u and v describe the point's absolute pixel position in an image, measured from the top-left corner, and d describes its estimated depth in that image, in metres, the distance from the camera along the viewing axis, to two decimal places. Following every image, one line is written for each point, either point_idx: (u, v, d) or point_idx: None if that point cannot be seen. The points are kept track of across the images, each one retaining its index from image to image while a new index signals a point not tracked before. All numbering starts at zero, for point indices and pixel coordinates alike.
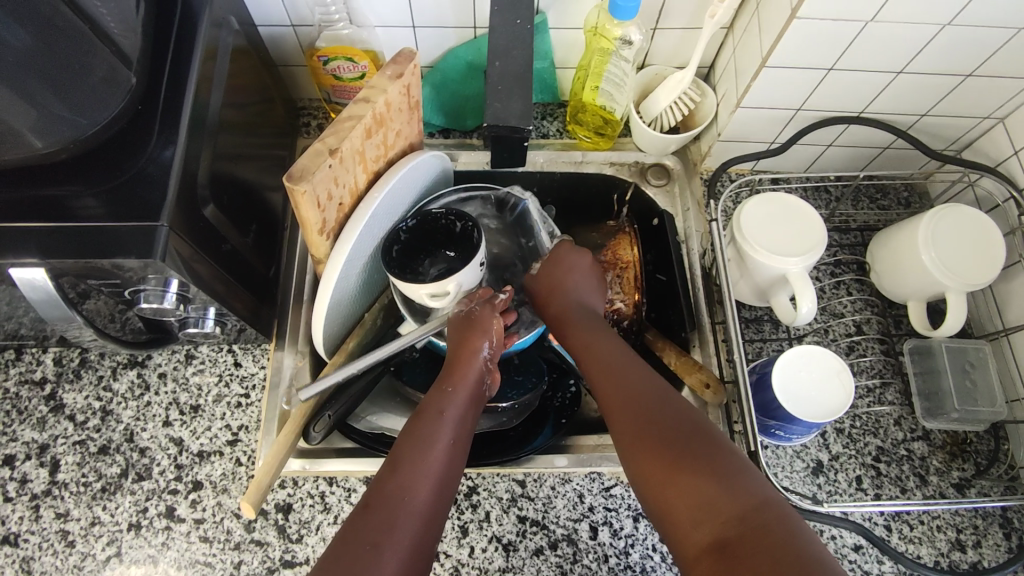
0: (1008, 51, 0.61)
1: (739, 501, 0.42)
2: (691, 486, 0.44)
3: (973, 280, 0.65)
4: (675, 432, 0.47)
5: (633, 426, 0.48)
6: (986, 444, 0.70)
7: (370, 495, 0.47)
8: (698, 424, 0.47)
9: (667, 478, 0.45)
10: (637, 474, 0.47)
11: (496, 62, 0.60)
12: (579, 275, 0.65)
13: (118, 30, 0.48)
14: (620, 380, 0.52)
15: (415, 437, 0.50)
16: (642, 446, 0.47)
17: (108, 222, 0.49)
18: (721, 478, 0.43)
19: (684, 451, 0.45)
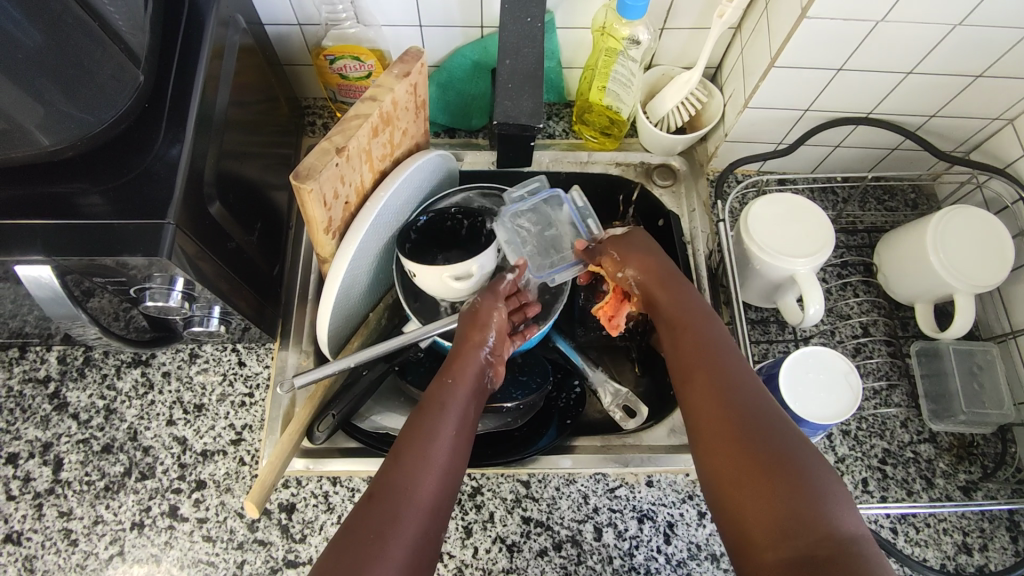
0: (1019, 52, 0.60)
1: (819, 527, 0.41)
2: (776, 502, 0.42)
3: (981, 282, 0.64)
4: (768, 444, 0.45)
5: (722, 430, 0.47)
6: (993, 447, 0.70)
7: (373, 487, 0.47)
8: (792, 435, 0.46)
9: (752, 490, 0.44)
10: (715, 477, 0.46)
11: (507, 61, 0.60)
12: (653, 254, 0.62)
13: (127, 27, 0.48)
14: (716, 374, 0.51)
15: (420, 429, 0.50)
16: (727, 450, 0.46)
17: (114, 220, 0.49)
18: (809, 503, 0.42)
19: (773, 467, 0.44)
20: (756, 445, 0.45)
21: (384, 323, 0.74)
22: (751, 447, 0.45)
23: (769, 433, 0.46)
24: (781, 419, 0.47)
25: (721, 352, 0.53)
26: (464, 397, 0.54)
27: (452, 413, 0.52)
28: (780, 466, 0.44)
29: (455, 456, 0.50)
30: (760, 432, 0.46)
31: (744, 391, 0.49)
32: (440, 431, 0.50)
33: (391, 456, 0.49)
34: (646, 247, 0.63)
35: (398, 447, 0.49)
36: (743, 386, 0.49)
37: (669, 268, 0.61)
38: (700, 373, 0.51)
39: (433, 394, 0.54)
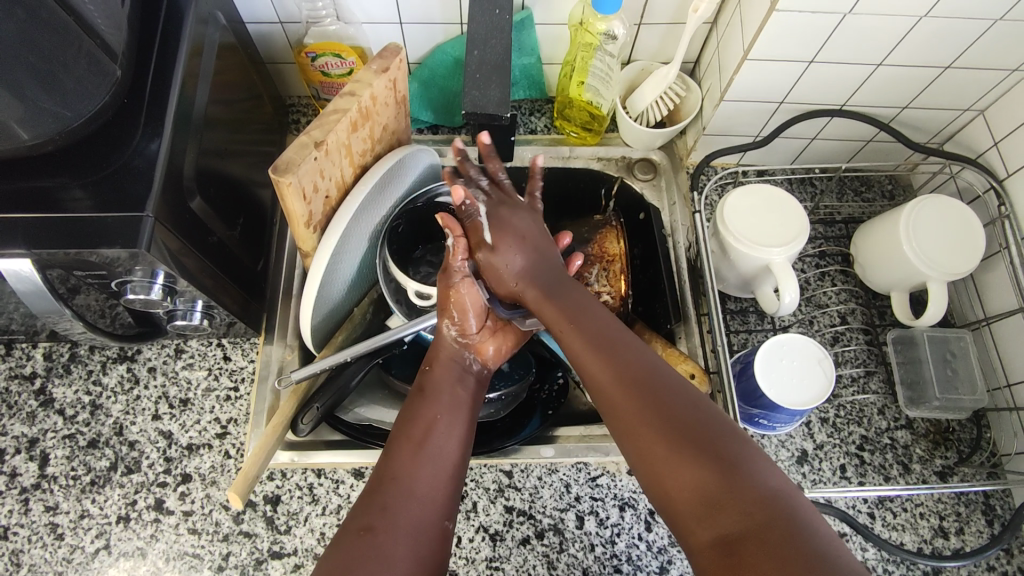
0: (985, 42, 0.62)
1: (741, 489, 0.40)
2: (695, 472, 0.42)
3: (954, 269, 0.65)
4: (675, 409, 0.45)
5: (634, 409, 0.46)
6: (968, 433, 0.71)
7: (357, 514, 0.46)
8: (694, 394, 0.46)
9: (672, 463, 0.43)
10: (643, 461, 0.45)
11: (473, 52, 0.60)
12: (526, 236, 0.58)
13: (105, 24, 0.49)
14: (615, 360, 0.48)
15: (407, 447, 0.50)
16: (645, 428, 0.45)
17: (94, 213, 0.50)
18: (733, 468, 0.41)
19: (691, 439, 0.43)
20: (671, 421, 0.44)
21: (368, 318, 0.75)
22: (666, 423, 0.44)
23: (675, 408, 0.45)
24: (690, 392, 0.46)
25: (612, 340, 0.50)
26: (456, 407, 0.54)
27: (440, 429, 0.51)
28: (697, 438, 0.43)
29: (453, 472, 0.50)
30: (671, 405, 0.45)
31: (649, 370, 0.47)
32: (429, 450, 0.50)
33: (375, 480, 0.48)
34: (525, 223, 0.58)
35: (385, 476, 0.48)
36: (644, 368, 0.47)
37: (543, 262, 0.57)
38: (593, 360, 0.49)
39: (418, 407, 0.53)
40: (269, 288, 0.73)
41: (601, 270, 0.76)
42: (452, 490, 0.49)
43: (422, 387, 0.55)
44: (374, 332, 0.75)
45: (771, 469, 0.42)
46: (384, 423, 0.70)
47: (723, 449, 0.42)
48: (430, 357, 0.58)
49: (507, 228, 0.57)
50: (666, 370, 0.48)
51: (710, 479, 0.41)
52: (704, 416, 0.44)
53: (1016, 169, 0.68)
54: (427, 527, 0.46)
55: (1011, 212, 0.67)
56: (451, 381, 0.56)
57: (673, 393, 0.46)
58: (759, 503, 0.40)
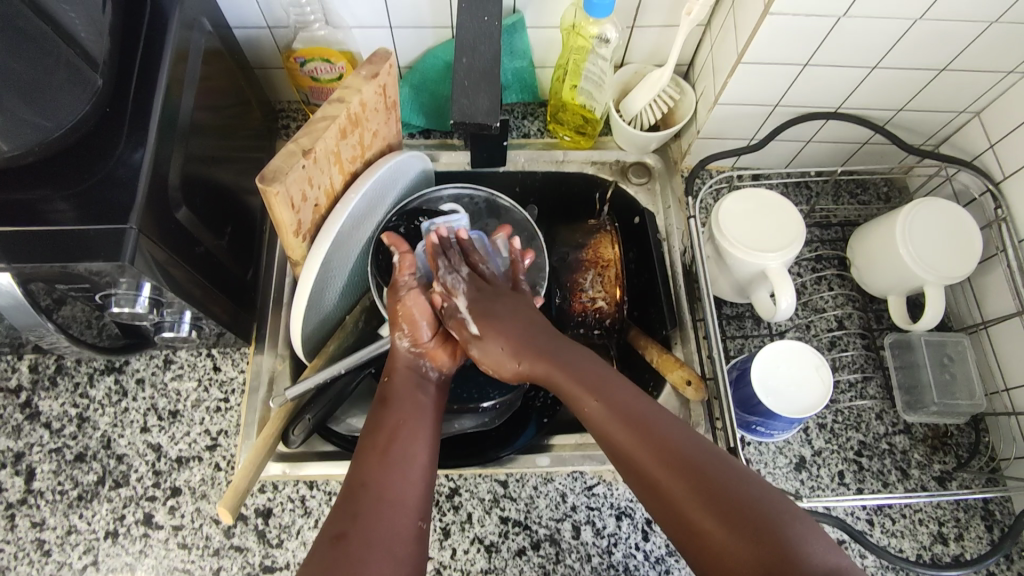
0: (981, 44, 0.61)
1: (800, 563, 0.39)
2: (756, 552, 0.40)
3: (951, 274, 0.65)
4: (719, 482, 0.44)
5: (682, 488, 0.44)
6: (967, 437, 0.70)
7: (332, 522, 0.45)
8: (734, 466, 0.45)
9: (729, 543, 0.41)
10: (686, 534, 0.43)
11: (462, 59, 0.59)
12: (512, 320, 0.57)
13: (85, 32, 0.48)
14: (651, 435, 0.47)
15: (372, 457, 0.49)
16: (692, 507, 0.43)
17: (77, 226, 0.48)
18: (787, 542, 0.40)
19: (746, 515, 0.42)
20: (710, 490, 0.43)
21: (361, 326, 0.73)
22: (716, 500, 0.43)
23: (720, 482, 0.43)
24: (729, 463, 0.45)
25: (642, 411, 0.49)
26: (418, 413, 0.54)
27: (405, 436, 0.51)
28: (749, 513, 0.42)
29: (422, 480, 0.49)
30: (716, 478, 0.44)
31: (684, 441, 0.46)
32: (395, 456, 0.49)
33: (346, 490, 0.47)
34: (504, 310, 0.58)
35: (355, 485, 0.47)
36: (680, 440, 0.46)
37: (542, 335, 0.56)
38: (628, 437, 0.47)
39: (384, 416, 0.53)
40: (259, 297, 0.72)
41: (596, 276, 0.76)
42: (424, 496, 0.49)
43: (384, 399, 0.55)
44: (366, 341, 0.74)
45: (819, 537, 0.41)
46: None
47: (774, 521, 0.41)
48: (387, 369, 0.58)
49: (493, 313, 0.57)
50: (703, 440, 0.47)
51: (767, 556, 0.40)
52: (747, 487, 0.43)
53: (1012, 172, 0.67)
54: (401, 532, 0.45)
55: (1008, 216, 0.67)
56: (411, 391, 0.55)
57: (714, 465, 0.45)
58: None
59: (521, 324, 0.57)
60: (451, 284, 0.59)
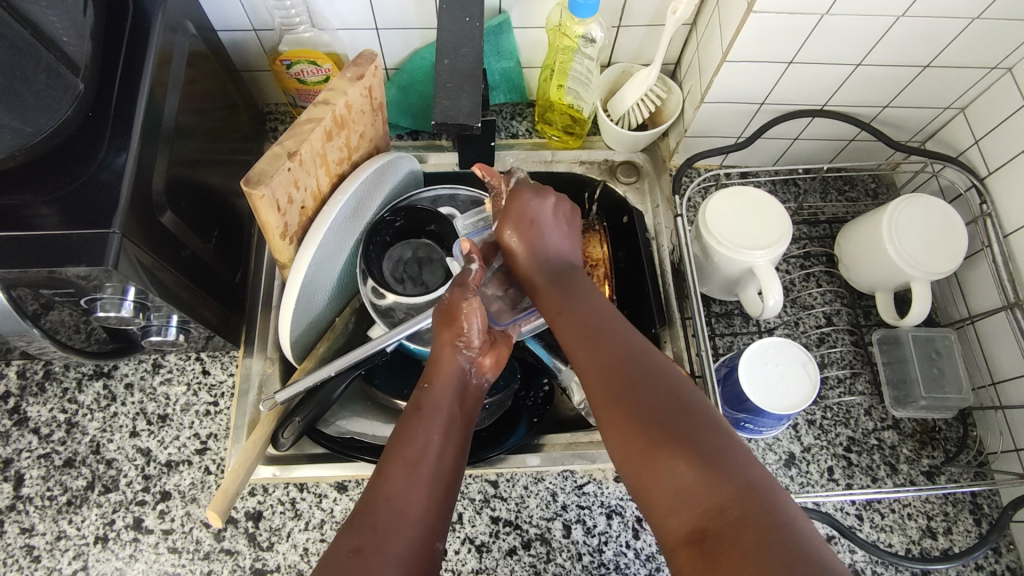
0: (963, 40, 0.61)
1: (724, 480, 0.40)
2: (673, 463, 0.41)
3: (937, 268, 0.65)
4: (659, 399, 0.44)
5: (614, 398, 0.46)
6: (955, 432, 0.71)
7: (346, 534, 0.44)
8: (680, 387, 0.45)
9: (652, 454, 0.42)
10: (620, 449, 0.44)
11: (445, 61, 0.59)
12: (552, 224, 0.60)
13: (65, 36, 0.48)
14: (601, 347, 0.49)
15: (401, 468, 0.47)
16: (629, 422, 0.44)
17: (60, 231, 0.48)
18: (714, 461, 0.41)
19: (671, 425, 0.43)
20: (650, 408, 0.44)
21: (350, 328, 0.73)
22: (648, 412, 0.44)
23: (662, 402, 0.44)
24: (670, 378, 0.46)
25: (602, 325, 0.50)
26: (453, 423, 0.52)
27: (437, 449, 0.49)
28: (676, 428, 0.43)
29: (443, 489, 0.48)
30: (652, 394, 0.45)
31: (634, 358, 0.47)
32: (425, 472, 0.47)
33: (366, 499, 0.46)
34: (544, 204, 0.60)
35: (376, 490, 0.46)
36: (630, 354, 0.48)
37: (552, 256, 0.58)
38: (584, 350, 0.49)
39: (414, 424, 0.50)
40: (247, 301, 0.72)
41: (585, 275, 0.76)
42: (444, 513, 0.47)
43: (420, 406, 0.52)
44: (356, 343, 0.74)
45: (751, 461, 0.41)
46: (367, 434, 0.69)
47: (708, 442, 0.42)
48: (428, 375, 0.54)
49: (532, 208, 0.59)
50: (652, 356, 0.48)
51: (691, 472, 0.41)
52: (688, 407, 0.44)
53: (997, 168, 0.68)
54: (417, 549, 0.44)
55: (992, 211, 0.67)
56: (454, 396, 0.54)
57: (659, 383, 0.45)
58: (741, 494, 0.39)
59: (545, 216, 0.59)
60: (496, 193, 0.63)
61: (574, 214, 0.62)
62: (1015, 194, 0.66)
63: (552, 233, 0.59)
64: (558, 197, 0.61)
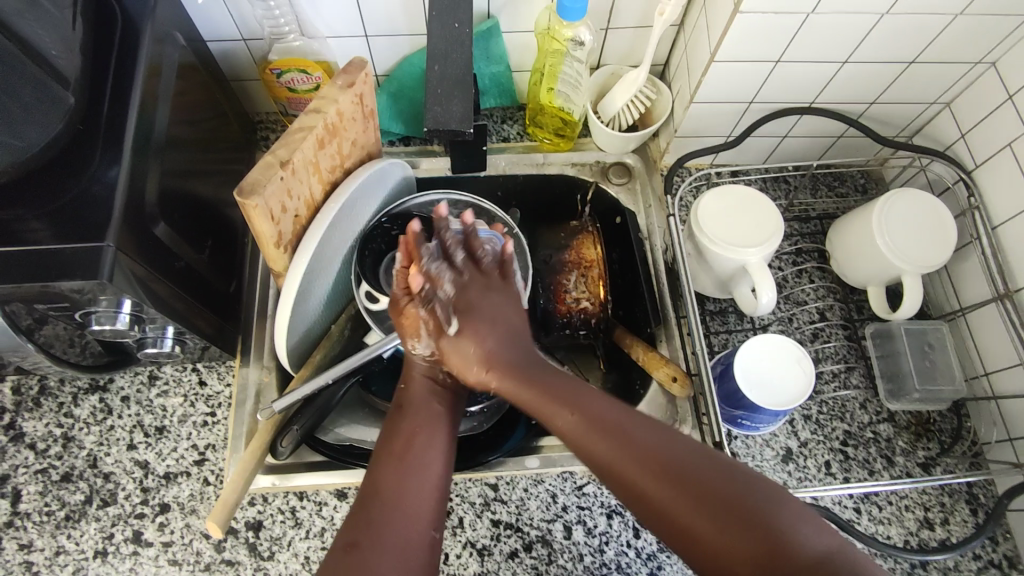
0: (947, 37, 0.62)
1: (800, 557, 0.38)
2: (742, 543, 0.38)
3: (928, 262, 0.66)
4: (704, 479, 0.41)
5: (659, 489, 0.41)
6: (949, 423, 0.71)
7: (343, 532, 0.45)
8: (721, 462, 0.42)
9: (716, 537, 0.39)
10: (673, 532, 0.40)
11: (434, 67, 0.59)
12: (498, 333, 0.53)
13: (54, 50, 0.48)
14: (624, 441, 0.43)
15: (389, 462, 0.49)
16: (682, 511, 0.40)
17: (53, 244, 0.48)
18: (779, 530, 0.38)
19: (728, 505, 0.39)
20: (693, 483, 0.40)
21: (347, 335, 0.73)
22: (696, 492, 0.40)
23: (708, 480, 0.41)
24: (706, 453, 0.42)
25: (610, 418, 0.45)
26: (433, 420, 0.53)
27: (422, 441, 0.50)
28: (731, 506, 0.39)
29: (436, 483, 0.48)
30: (696, 474, 0.41)
31: (662, 446, 0.43)
32: (412, 462, 0.48)
33: (360, 496, 0.47)
34: (492, 309, 0.54)
35: (370, 487, 0.47)
36: (661, 442, 0.43)
37: (521, 351, 0.52)
38: (609, 449, 0.43)
39: (399, 422, 0.52)
40: (243, 310, 0.72)
41: (580, 276, 0.78)
42: (439, 502, 0.48)
43: (402, 404, 0.54)
44: (352, 350, 0.74)
45: (813, 522, 0.40)
46: (365, 441, 0.69)
47: (772, 516, 0.39)
48: (405, 375, 0.57)
49: (479, 313, 0.54)
50: (683, 437, 0.44)
51: (756, 546, 0.38)
52: (732, 485, 0.40)
53: (983, 161, 0.68)
54: (411, 539, 0.45)
55: (981, 203, 0.68)
56: (427, 398, 0.54)
57: (701, 463, 0.42)
58: (815, 566, 0.37)
59: (491, 321, 0.53)
60: (436, 272, 0.56)
61: (521, 313, 0.56)
62: (1002, 186, 0.67)
63: (488, 329, 0.53)
64: (491, 293, 0.56)
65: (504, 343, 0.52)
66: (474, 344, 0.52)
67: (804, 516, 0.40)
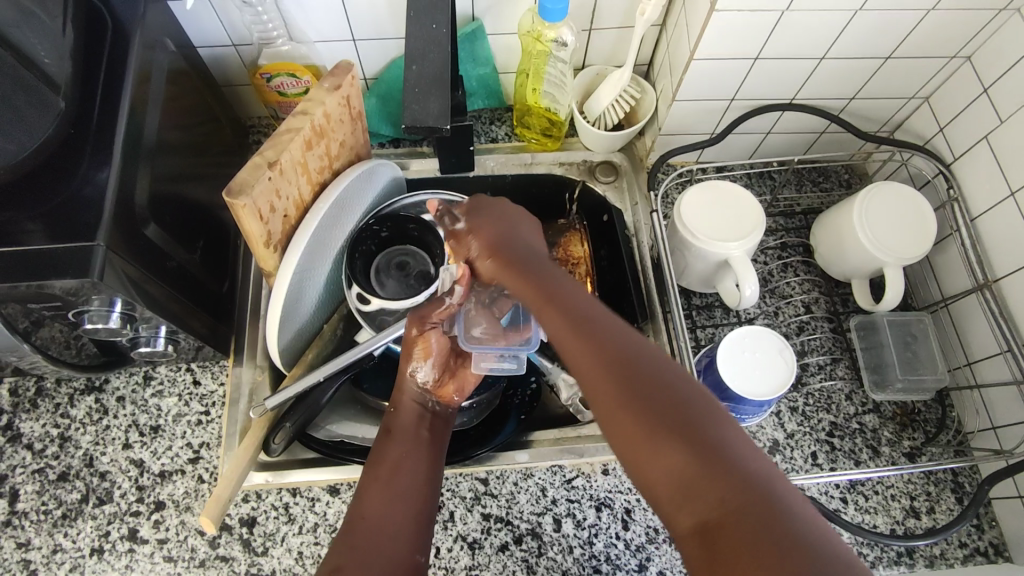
0: (921, 31, 0.63)
1: (727, 470, 0.35)
2: (665, 451, 0.37)
3: (905, 254, 0.67)
4: (648, 379, 0.39)
5: (604, 383, 0.40)
6: (934, 413, 0.72)
7: (331, 554, 0.47)
8: (672, 370, 0.40)
9: (653, 449, 0.37)
10: (608, 428, 0.40)
11: (413, 66, 0.60)
12: (507, 229, 0.54)
13: (44, 57, 0.49)
14: (587, 332, 0.42)
15: (373, 486, 0.51)
16: (613, 403, 0.39)
17: (45, 245, 0.49)
18: (709, 444, 0.36)
19: (658, 406, 0.38)
20: (628, 375, 0.39)
21: (339, 334, 0.74)
22: (632, 390, 0.39)
23: (645, 374, 0.39)
24: (669, 363, 0.41)
25: (582, 310, 0.44)
26: (418, 444, 0.55)
27: (408, 466, 0.53)
28: (664, 406, 0.38)
29: (420, 509, 0.51)
30: (638, 369, 0.40)
31: (620, 340, 0.41)
32: (396, 486, 0.51)
33: (345, 523, 0.50)
34: (501, 216, 0.55)
35: (353, 522, 0.49)
36: (616, 337, 0.42)
37: (516, 237, 0.53)
38: (566, 334, 0.43)
39: (386, 447, 0.55)
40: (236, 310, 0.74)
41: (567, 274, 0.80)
42: (422, 525, 0.50)
43: (390, 428, 0.57)
44: (344, 349, 0.75)
45: (748, 447, 0.37)
46: (357, 437, 0.70)
47: (706, 430, 0.37)
48: (394, 400, 0.59)
49: (485, 218, 0.55)
50: (640, 338, 0.42)
51: (678, 456, 0.36)
52: (675, 391, 0.39)
53: (961, 154, 0.70)
54: (398, 564, 0.47)
55: (959, 195, 0.69)
56: (413, 422, 0.57)
57: (647, 363, 0.40)
58: (744, 487, 0.35)
59: (505, 233, 0.53)
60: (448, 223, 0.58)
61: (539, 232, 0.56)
62: (979, 179, 0.68)
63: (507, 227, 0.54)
64: (510, 212, 0.56)
65: (506, 237, 0.53)
66: (473, 240, 0.53)
67: (742, 438, 0.37)
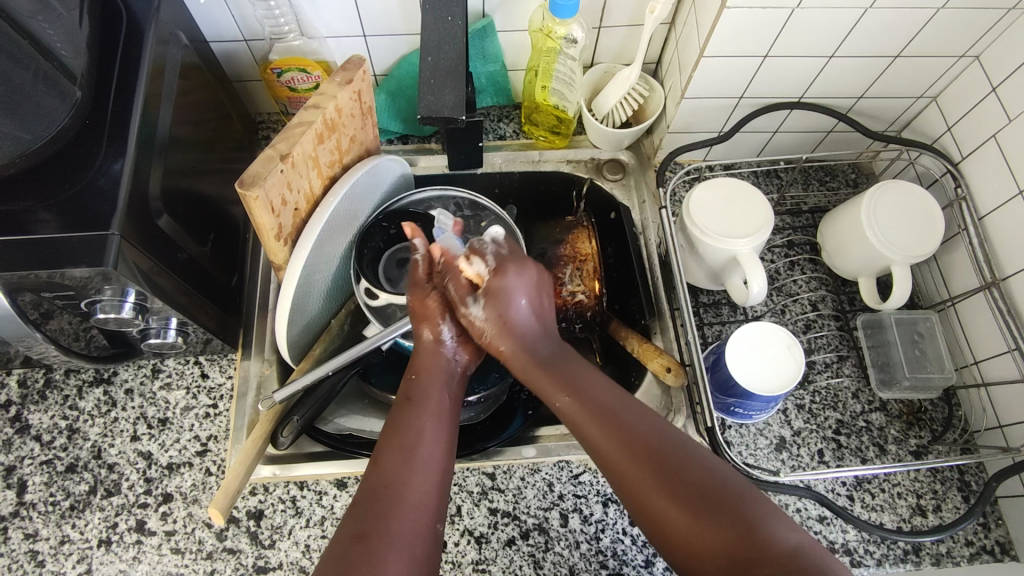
0: (931, 30, 0.63)
1: (776, 546, 0.42)
2: (713, 531, 0.43)
3: (916, 251, 0.67)
4: (683, 471, 0.46)
5: (642, 474, 0.46)
6: (940, 412, 0.72)
7: (349, 524, 0.46)
8: (703, 458, 0.47)
9: (697, 531, 0.43)
10: (647, 515, 0.46)
11: (427, 59, 0.61)
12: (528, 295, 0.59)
13: (61, 48, 0.50)
14: (617, 427, 0.49)
15: (392, 454, 0.50)
16: (653, 493, 0.45)
17: (58, 234, 0.49)
18: (754, 525, 0.43)
19: (700, 494, 0.44)
20: (666, 467, 0.46)
21: (346, 330, 0.74)
22: (670, 479, 0.45)
23: (677, 464, 0.46)
24: (700, 452, 0.47)
25: (611, 407, 0.50)
26: (439, 413, 0.54)
27: (424, 439, 0.51)
28: (705, 494, 0.44)
29: (435, 483, 0.49)
30: (673, 461, 0.46)
31: (650, 433, 0.48)
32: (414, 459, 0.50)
33: (362, 495, 0.48)
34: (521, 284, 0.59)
35: (372, 488, 0.48)
36: (649, 433, 0.48)
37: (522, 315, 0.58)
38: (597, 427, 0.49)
39: (405, 417, 0.53)
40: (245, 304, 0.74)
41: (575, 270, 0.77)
42: (442, 495, 0.49)
43: (409, 396, 0.55)
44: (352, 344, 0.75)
45: (786, 521, 0.43)
46: (366, 431, 0.72)
47: (749, 513, 0.43)
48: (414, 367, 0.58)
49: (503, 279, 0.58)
50: (668, 429, 0.49)
51: (726, 539, 0.42)
52: (712, 478, 0.45)
53: (969, 153, 0.70)
54: (420, 535, 0.46)
55: (968, 195, 0.70)
56: (435, 388, 0.56)
57: (680, 455, 0.47)
58: (789, 558, 0.41)
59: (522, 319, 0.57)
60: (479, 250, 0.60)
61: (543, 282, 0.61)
62: (987, 177, 0.68)
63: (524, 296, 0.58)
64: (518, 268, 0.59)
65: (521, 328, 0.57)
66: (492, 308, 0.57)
67: (780, 518, 0.43)
